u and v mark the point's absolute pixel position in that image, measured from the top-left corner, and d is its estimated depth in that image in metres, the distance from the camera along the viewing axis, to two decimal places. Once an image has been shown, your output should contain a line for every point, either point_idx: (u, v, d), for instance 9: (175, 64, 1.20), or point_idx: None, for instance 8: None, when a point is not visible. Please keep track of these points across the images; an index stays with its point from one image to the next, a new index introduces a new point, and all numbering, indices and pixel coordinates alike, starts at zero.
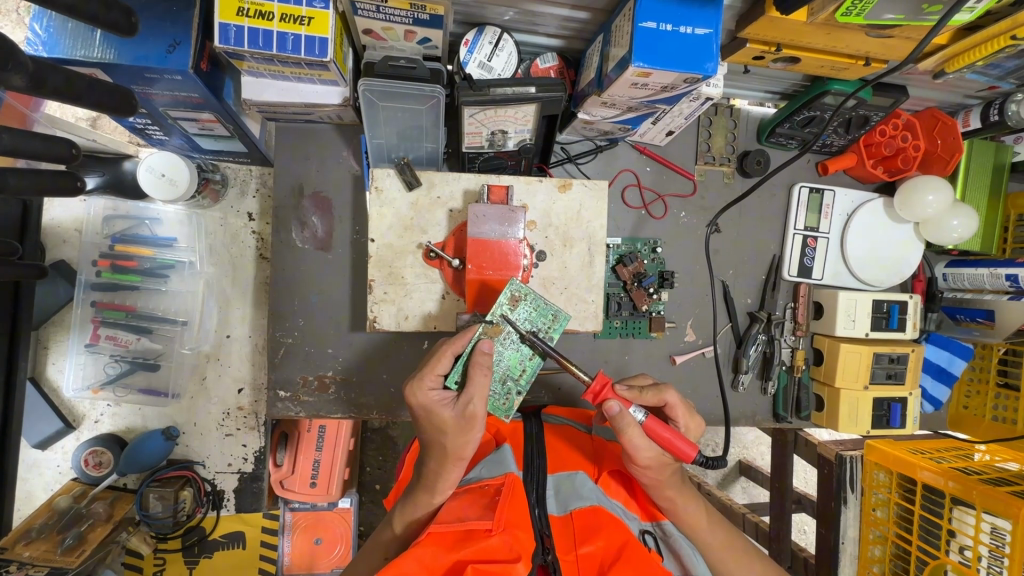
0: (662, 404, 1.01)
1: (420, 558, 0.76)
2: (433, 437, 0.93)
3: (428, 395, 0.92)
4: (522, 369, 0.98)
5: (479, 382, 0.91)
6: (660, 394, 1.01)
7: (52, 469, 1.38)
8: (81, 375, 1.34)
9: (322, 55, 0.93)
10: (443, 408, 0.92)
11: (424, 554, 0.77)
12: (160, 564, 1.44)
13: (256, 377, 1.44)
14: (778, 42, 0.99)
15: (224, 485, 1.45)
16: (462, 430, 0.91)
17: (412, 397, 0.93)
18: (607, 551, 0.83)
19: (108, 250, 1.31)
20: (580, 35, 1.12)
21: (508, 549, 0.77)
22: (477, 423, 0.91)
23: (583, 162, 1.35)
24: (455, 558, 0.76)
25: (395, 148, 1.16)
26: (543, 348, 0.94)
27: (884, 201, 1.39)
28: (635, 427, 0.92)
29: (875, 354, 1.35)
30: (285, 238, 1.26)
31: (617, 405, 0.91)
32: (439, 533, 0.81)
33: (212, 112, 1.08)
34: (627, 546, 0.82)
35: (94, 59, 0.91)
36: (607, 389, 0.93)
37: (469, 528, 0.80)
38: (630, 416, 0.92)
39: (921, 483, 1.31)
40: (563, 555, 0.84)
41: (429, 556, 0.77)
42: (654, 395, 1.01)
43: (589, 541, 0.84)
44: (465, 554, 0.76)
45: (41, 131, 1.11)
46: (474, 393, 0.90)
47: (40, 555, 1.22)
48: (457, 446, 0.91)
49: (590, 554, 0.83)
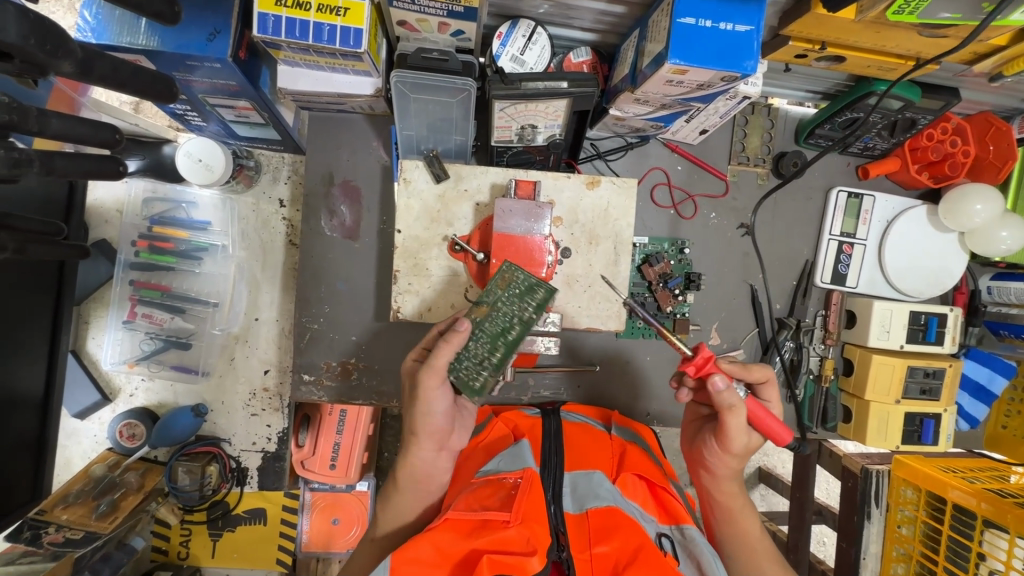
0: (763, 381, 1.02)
1: (435, 542, 0.81)
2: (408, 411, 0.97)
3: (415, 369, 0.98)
4: (501, 340, 0.91)
5: (449, 345, 0.88)
6: (766, 370, 1.01)
7: (89, 438, 1.44)
8: (118, 350, 1.40)
9: (357, 46, 0.94)
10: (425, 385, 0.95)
11: (440, 539, 0.81)
12: (186, 535, 1.49)
13: (281, 360, 1.47)
14: (823, 40, 0.96)
15: (248, 463, 1.49)
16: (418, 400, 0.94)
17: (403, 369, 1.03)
18: (621, 552, 0.84)
19: (147, 231, 1.37)
20: (615, 29, 1.10)
21: (523, 541, 0.80)
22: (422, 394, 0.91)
23: (613, 159, 1.33)
24: (470, 546, 0.80)
25: (425, 139, 1.16)
26: (648, 322, 0.97)
27: (928, 207, 1.33)
28: (739, 406, 0.92)
29: (910, 368, 1.30)
30: (315, 225, 1.28)
31: (722, 381, 0.89)
32: (455, 518, 0.84)
33: (248, 100, 1.10)
34: (642, 550, 0.83)
35: (138, 46, 0.94)
36: (711, 363, 0.90)
37: (484, 519, 0.83)
38: (735, 393, 0.92)
39: (950, 502, 1.27)
40: (578, 553, 0.85)
41: (446, 542, 0.81)
42: (762, 370, 1.01)
43: (605, 541, 0.85)
44: (480, 543, 0.80)
45: (86, 115, 1.18)
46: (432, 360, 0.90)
47: (75, 519, 1.27)
48: (418, 420, 0.93)
49: (604, 554, 0.84)
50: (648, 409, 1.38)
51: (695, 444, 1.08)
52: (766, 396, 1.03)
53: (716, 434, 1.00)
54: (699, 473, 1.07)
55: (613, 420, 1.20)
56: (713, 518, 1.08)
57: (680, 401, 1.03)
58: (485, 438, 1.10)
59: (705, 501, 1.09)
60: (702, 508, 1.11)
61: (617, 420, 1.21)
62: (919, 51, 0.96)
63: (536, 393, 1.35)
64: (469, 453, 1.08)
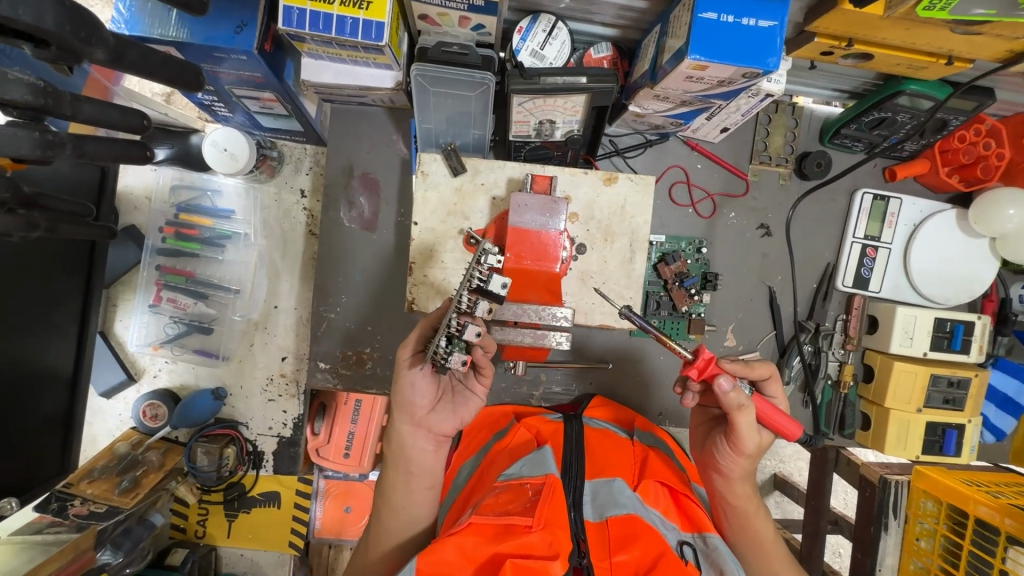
0: (767, 377, 1.01)
1: (461, 546, 0.80)
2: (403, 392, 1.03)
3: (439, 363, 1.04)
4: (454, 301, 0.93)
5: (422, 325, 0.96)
6: (769, 365, 1.00)
7: (115, 417, 1.50)
8: (144, 332, 1.45)
9: (378, 39, 0.96)
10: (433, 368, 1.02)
11: (464, 542, 0.81)
12: (204, 514, 1.53)
13: (299, 347, 1.51)
14: (850, 37, 0.93)
15: (264, 447, 1.52)
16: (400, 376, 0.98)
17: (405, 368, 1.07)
18: (642, 560, 0.84)
19: (174, 218, 1.42)
20: (637, 25, 1.09)
21: (546, 546, 0.81)
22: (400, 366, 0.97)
23: (632, 156, 1.32)
24: (495, 550, 0.80)
25: (443, 133, 1.17)
26: (638, 323, 0.91)
27: (957, 212, 1.29)
28: (746, 407, 0.91)
29: (933, 376, 1.26)
30: (334, 216, 1.30)
31: (727, 381, 0.89)
32: (479, 522, 0.83)
33: (272, 92, 1.13)
34: (662, 557, 0.82)
35: (169, 38, 0.97)
36: (714, 364, 0.89)
37: (507, 523, 0.84)
38: (741, 394, 0.90)
39: (974, 516, 1.22)
40: (598, 561, 0.85)
41: (470, 545, 0.80)
42: (765, 366, 1.00)
43: (625, 549, 0.85)
44: (505, 547, 0.80)
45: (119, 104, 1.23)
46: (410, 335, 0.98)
47: (99, 493, 1.32)
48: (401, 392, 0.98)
49: (624, 563, 0.84)
50: (660, 408, 1.37)
51: (706, 447, 1.06)
52: (771, 391, 1.02)
53: (727, 435, 0.99)
54: (710, 476, 1.05)
55: (636, 427, 1.19)
56: (725, 521, 1.05)
57: (685, 407, 1.01)
58: (509, 441, 1.09)
59: (716, 505, 1.06)
60: (712, 512, 1.08)
61: (640, 425, 1.20)
62: (951, 49, 0.93)
63: (548, 388, 1.35)
64: (493, 457, 1.07)
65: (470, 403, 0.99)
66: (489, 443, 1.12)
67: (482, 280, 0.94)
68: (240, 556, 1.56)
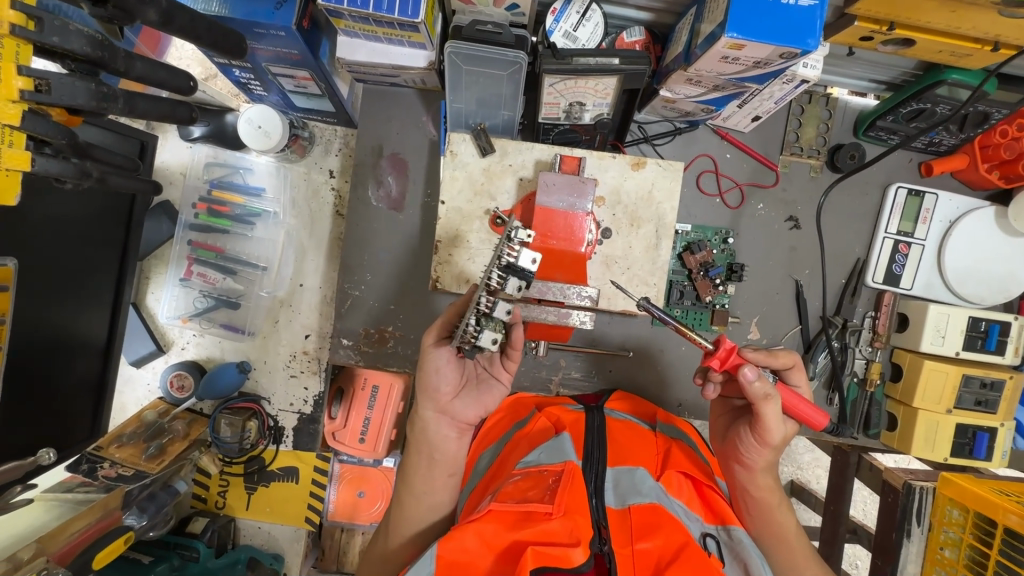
0: (791, 366, 1.00)
1: (481, 534, 0.81)
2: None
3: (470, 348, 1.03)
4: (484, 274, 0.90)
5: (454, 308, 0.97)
6: (792, 353, 0.99)
7: (143, 386, 1.54)
8: (174, 306, 1.50)
9: (415, 15, 0.97)
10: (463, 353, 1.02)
11: (484, 529, 0.82)
12: (224, 485, 1.56)
13: (322, 326, 1.53)
14: (892, 21, 0.92)
15: (284, 423, 1.54)
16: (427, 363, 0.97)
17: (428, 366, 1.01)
18: (664, 550, 0.83)
19: (206, 195, 1.46)
20: (672, 8, 1.08)
21: (567, 533, 0.81)
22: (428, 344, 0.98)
23: (660, 143, 1.31)
24: (513, 538, 0.81)
25: (473, 114, 1.18)
26: (657, 314, 0.90)
27: (996, 209, 1.26)
28: (772, 398, 0.90)
29: (965, 376, 1.23)
30: (362, 195, 1.32)
31: (751, 371, 0.88)
32: (498, 509, 0.84)
33: (308, 70, 1.15)
34: (686, 547, 0.82)
35: (212, 12, 1.00)
36: (735, 354, 0.89)
37: (527, 509, 0.84)
38: (767, 385, 0.90)
39: (1003, 526, 1.18)
40: (619, 547, 0.84)
41: (490, 532, 0.82)
42: (788, 354, 0.99)
43: (647, 538, 0.84)
44: (524, 534, 0.81)
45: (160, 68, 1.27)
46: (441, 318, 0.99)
47: (127, 458, 1.36)
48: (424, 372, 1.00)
49: (646, 551, 0.83)
50: (679, 399, 1.36)
51: (728, 438, 1.05)
52: (794, 381, 1.01)
53: (751, 426, 0.98)
54: (732, 467, 1.04)
55: (658, 418, 1.19)
56: (746, 514, 1.04)
57: (708, 398, 1.02)
58: (528, 429, 1.09)
59: (737, 497, 1.05)
60: (734, 505, 1.07)
61: (662, 417, 1.19)
62: (997, 35, 0.90)
63: (567, 374, 1.35)
64: (515, 443, 1.08)
65: (493, 391, 1.00)
66: (511, 430, 1.13)
67: (512, 258, 0.89)
68: (258, 529, 1.58)
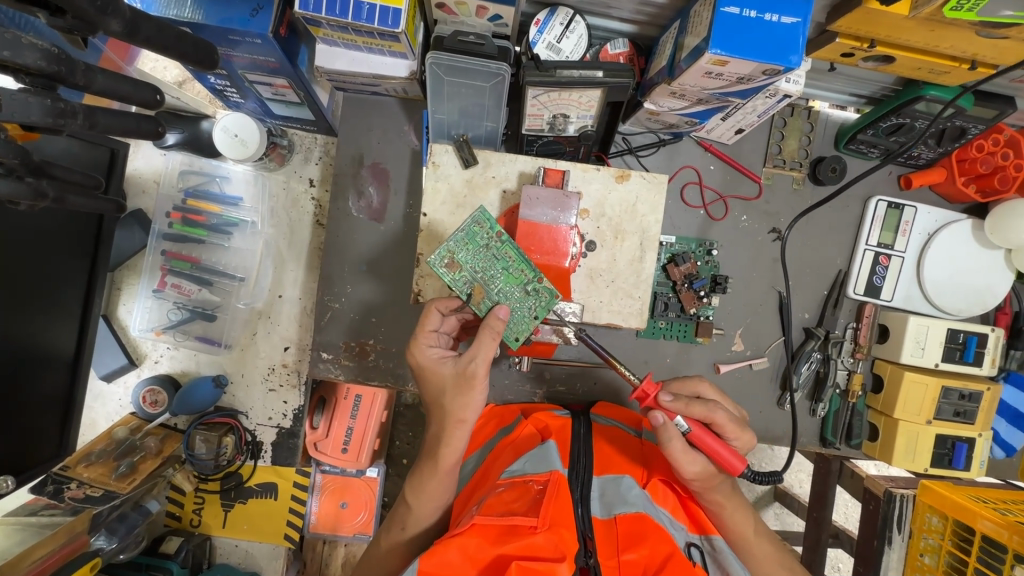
0: (711, 421, 0.91)
1: (465, 548, 0.79)
2: (436, 397, 0.96)
3: (425, 352, 0.97)
4: (522, 272, 0.95)
5: (488, 341, 0.91)
6: (710, 410, 0.89)
7: (115, 401, 1.49)
8: (147, 317, 1.45)
9: (395, 25, 0.95)
10: (442, 365, 0.96)
11: (468, 544, 0.79)
12: (200, 503, 1.51)
13: (302, 338, 1.49)
14: (873, 38, 0.92)
15: (263, 437, 1.50)
16: (461, 389, 0.93)
17: (414, 358, 0.98)
18: (650, 559, 0.81)
19: (181, 203, 1.41)
20: (656, 21, 1.08)
21: (553, 547, 0.79)
22: (475, 384, 0.93)
23: (645, 155, 1.31)
24: (497, 552, 0.78)
25: (456, 124, 1.16)
26: (592, 345, 0.93)
27: (973, 222, 1.28)
28: (677, 440, 0.87)
29: (945, 388, 1.24)
30: (342, 206, 1.30)
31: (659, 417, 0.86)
32: (482, 522, 0.82)
33: (286, 78, 1.12)
34: (672, 559, 0.80)
35: (184, 19, 0.96)
36: (652, 397, 0.87)
37: (513, 523, 0.81)
38: (674, 428, 0.87)
39: (981, 534, 1.19)
40: (605, 559, 0.82)
41: (473, 547, 0.79)
42: (705, 409, 0.89)
43: (633, 548, 0.82)
44: (508, 549, 0.78)
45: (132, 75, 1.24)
46: (478, 352, 0.91)
47: (96, 477, 1.30)
48: (456, 408, 0.93)
49: (632, 562, 0.81)
50: None
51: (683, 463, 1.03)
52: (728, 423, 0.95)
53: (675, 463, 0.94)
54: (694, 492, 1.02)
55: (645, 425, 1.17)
56: None
57: None
58: (515, 436, 1.08)
59: None
60: None
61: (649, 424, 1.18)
62: (974, 54, 0.91)
63: (552, 387, 1.34)
64: (499, 451, 1.07)
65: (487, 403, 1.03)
66: (498, 437, 1.13)
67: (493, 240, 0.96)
68: (234, 546, 1.54)
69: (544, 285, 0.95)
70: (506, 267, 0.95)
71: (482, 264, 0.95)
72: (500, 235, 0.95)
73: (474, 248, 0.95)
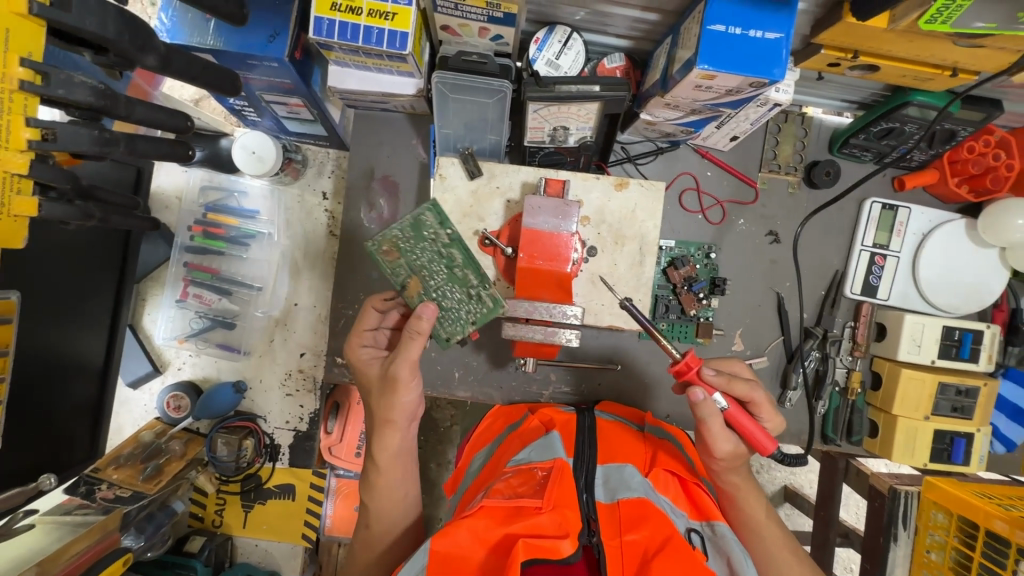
0: (748, 400, 0.97)
1: (474, 530, 0.82)
2: (366, 396, 1.06)
3: (357, 351, 1.07)
4: (465, 274, 1.00)
5: (414, 346, 0.97)
6: (750, 390, 0.96)
7: (140, 407, 1.56)
8: (170, 326, 1.52)
9: (402, 48, 1.01)
10: (370, 365, 1.05)
11: (476, 525, 0.83)
12: (221, 504, 1.58)
13: (316, 344, 1.55)
14: (856, 49, 0.97)
15: (281, 440, 1.56)
16: (386, 391, 1.01)
17: (348, 354, 1.08)
18: (651, 540, 0.85)
19: (202, 218, 1.48)
20: (650, 36, 1.13)
21: (556, 527, 0.83)
22: (397, 386, 0.99)
23: (643, 163, 1.36)
24: (505, 531, 0.82)
25: (461, 138, 1.22)
26: (634, 314, 0.95)
27: (966, 222, 1.31)
28: (717, 415, 0.92)
29: (941, 384, 1.27)
30: (354, 217, 1.36)
31: (700, 392, 0.90)
32: (489, 505, 0.86)
33: (300, 97, 1.19)
34: (672, 539, 0.83)
35: (207, 46, 1.03)
36: (694, 371, 0.91)
37: (518, 505, 0.86)
38: (714, 405, 0.91)
39: (986, 529, 1.21)
40: (608, 539, 0.86)
41: (482, 528, 0.82)
42: (744, 387, 0.95)
43: (635, 529, 0.86)
44: (516, 528, 0.82)
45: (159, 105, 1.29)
46: (401, 356, 0.98)
47: (124, 478, 1.37)
48: (382, 408, 1.01)
49: (634, 542, 0.85)
50: (667, 411, 1.39)
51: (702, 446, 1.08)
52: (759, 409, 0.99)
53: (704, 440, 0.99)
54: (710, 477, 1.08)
55: (647, 420, 1.22)
56: (729, 513, 1.06)
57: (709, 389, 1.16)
58: (521, 429, 1.13)
59: (722, 501, 1.07)
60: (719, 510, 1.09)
61: (651, 419, 1.22)
62: (954, 61, 0.95)
63: (558, 388, 1.38)
64: (507, 444, 1.12)
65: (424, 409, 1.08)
66: (505, 434, 1.17)
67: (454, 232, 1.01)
68: (254, 546, 1.60)
69: (487, 293, 1.00)
70: (449, 266, 1.00)
71: (422, 259, 1.00)
72: (448, 234, 0.99)
73: (420, 243, 0.99)
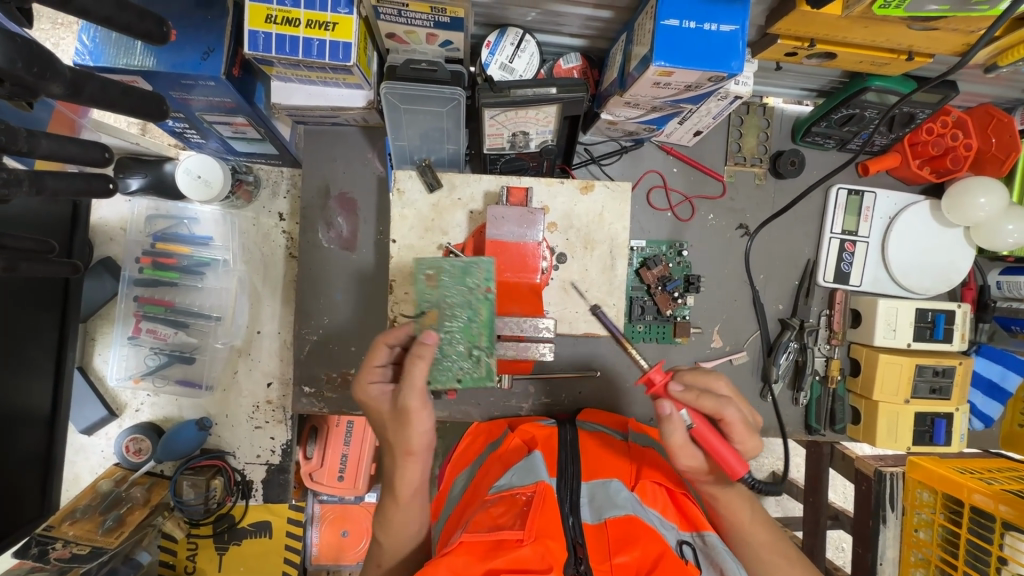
0: (718, 417, 0.88)
1: (452, 565, 0.77)
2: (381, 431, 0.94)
3: (367, 387, 0.95)
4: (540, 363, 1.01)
5: (422, 367, 0.87)
6: (720, 407, 0.87)
7: (97, 454, 1.46)
8: (124, 366, 1.42)
9: (346, 59, 0.95)
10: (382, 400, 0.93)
11: (456, 563, 0.78)
12: (193, 549, 1.49)
13: (283, 372, 1.48)
14: (812, 38, 0.95)
15: (252, 476, 1.50)
16: (401, 421, 0.90)
17: (357, 392, 0.96)
18: (642, 562, 0.81)
19: (150, 248, 1.40)
20: (604, 35, 1.10)
21: (541, 559, 0.79)
22: (410, 415, 0.89)
23: (607, 163, 1.33)
24: (486, 568, 0.77)
25: (418, 149, 1.16)
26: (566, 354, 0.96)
27: (929, 202, 1.31)
28: (682, 429, 0.88)
29: (918, 366, 1.27)
30: (312, 238, 1.30)
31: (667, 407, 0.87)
32: (470, 540, 0.81)
33: (245, 116, 1.12)
34: (663, 557, 0.81)
35: (135, 67, 0.96)
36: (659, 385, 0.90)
37: (499, 538, 0.81)
38: (680, 419, 0.88)
39: (969, 505, 1.22)
40: (596, 563, 0.82)
41: (462, 565, 0.77)
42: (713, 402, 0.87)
43: (625, 550, 0.83)
44: (498, 563, 0.78)
45: (86, 136, 1.21)
46: (408, 383, 0.87)
47: (81, 534, 1.28)
48: (400, 440, 0.91)
49: (624, 564, 0.82)
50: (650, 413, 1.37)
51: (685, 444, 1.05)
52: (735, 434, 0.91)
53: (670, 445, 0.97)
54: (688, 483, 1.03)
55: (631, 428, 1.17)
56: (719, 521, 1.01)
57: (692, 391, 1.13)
58: (503, 450, 1.09)
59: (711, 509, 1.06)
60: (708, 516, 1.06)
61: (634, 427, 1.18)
62: (910, 45, 0.95)
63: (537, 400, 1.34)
64: (487, 467, 1.06)
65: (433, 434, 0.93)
66: (485, 454, 1.13)
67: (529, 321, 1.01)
68: None
69: None
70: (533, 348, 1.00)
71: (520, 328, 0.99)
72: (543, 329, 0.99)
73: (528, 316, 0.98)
